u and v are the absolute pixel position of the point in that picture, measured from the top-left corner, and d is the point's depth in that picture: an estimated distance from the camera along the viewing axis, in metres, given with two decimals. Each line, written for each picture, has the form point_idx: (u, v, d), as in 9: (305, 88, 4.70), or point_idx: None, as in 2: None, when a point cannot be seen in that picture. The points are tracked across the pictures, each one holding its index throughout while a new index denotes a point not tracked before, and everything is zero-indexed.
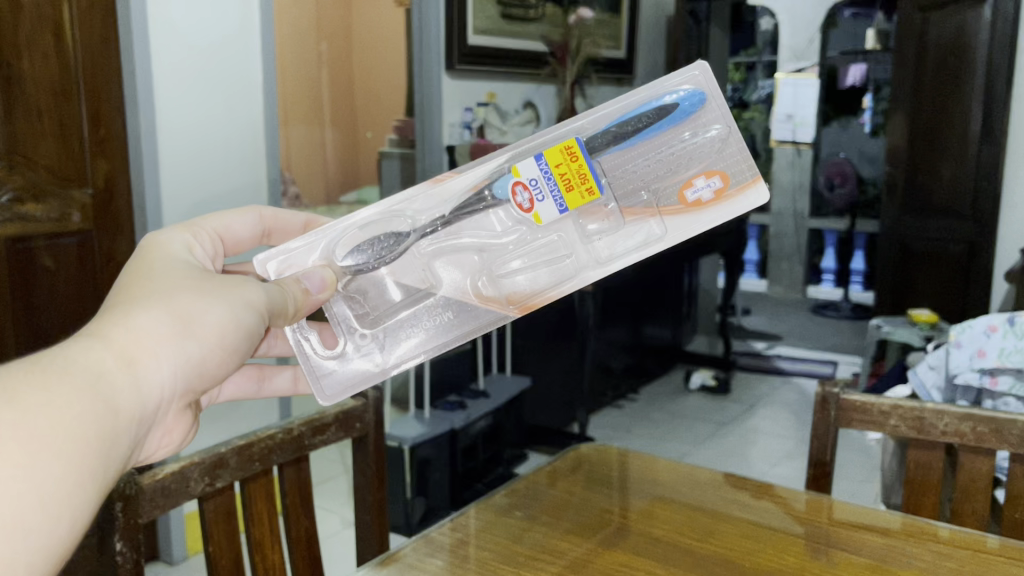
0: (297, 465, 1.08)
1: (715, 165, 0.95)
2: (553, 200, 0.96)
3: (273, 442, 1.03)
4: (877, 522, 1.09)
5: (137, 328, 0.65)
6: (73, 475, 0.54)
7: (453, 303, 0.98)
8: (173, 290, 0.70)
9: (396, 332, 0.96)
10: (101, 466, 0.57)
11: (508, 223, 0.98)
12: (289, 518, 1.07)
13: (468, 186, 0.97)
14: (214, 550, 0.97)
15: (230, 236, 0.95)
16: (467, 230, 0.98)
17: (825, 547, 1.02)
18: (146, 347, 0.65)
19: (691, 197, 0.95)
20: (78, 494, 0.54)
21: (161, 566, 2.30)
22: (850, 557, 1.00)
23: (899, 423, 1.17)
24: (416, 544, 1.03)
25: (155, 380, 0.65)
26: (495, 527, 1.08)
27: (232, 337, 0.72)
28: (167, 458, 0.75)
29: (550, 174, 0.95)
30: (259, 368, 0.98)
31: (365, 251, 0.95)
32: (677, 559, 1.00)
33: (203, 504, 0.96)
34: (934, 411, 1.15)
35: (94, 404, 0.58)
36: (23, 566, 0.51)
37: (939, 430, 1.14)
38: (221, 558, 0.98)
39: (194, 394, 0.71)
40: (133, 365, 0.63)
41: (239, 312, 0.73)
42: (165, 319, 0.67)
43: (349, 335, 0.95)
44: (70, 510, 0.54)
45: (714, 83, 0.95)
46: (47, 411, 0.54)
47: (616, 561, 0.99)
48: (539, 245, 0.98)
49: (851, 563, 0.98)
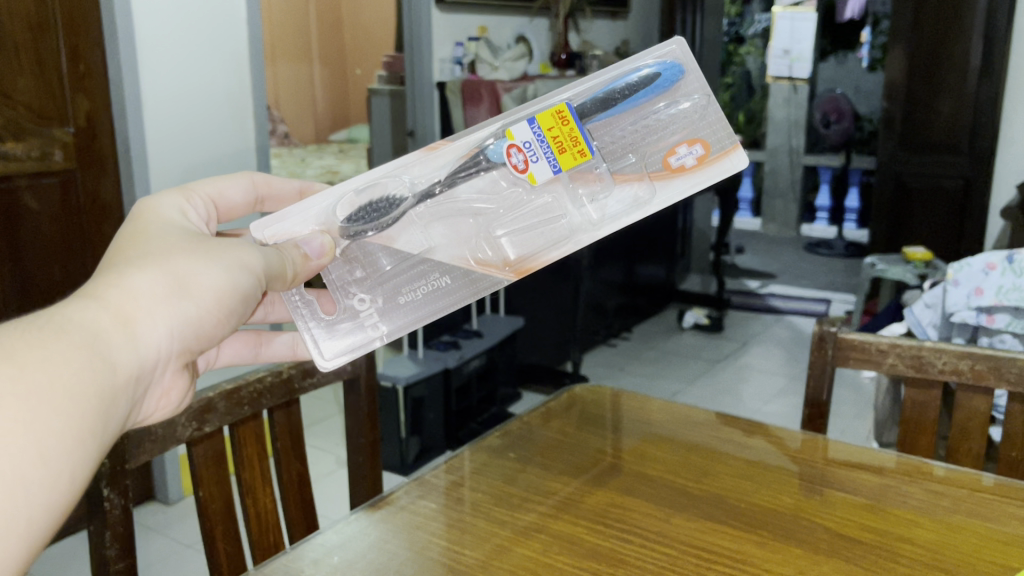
0: (288, 408, 1.07)
1: (697, 132, 0.92)
2: (547, 162, 0.89)
3: (261, 386, 1.02)
4: (872, 460, 1.09)
5: (132, 287, 0.62)
6: (72, 432, 0.52)
7: (449, 269, 0.91)
8: (170, 250, 0.67)
9: (395, 296, 0.88)
10: (101, 424, 0.55)
11: (504, 187, 0.91)
12: (281, 461, 1.05)
13: (461, 152, 0.90)
14: (205, 495, 0.96)
15: (224, 202, 0.88)
16: (465, 195, 0.91)
17: (822, 487, 1.02)
18: (142, 307, 0.62)
19: (675, 163, 0.91)
20: (78, 451, 0.53)
21: (159, 506, 2.31)
22: (847, 496, 0.99)
23: (897, 362, 1.15)
24: (409, 487, 1.02)
25: (150, 341, 0.62)
26: (489, 469, 1.07)
27: (230, 300, 0.69)
28: (165, 420, 0.72)
29: (543, 138, 0.89)
30: (257, 333, 0.91)
31: (356, 220, 0.88)
32: (673, 499, 0.99)
33: (192, 449, 0.95)
34: (933, 350, 1.13)
35: (91, 362, 0.56)
36: (23, 521, 0.49)
37: (938, 368, 1.13)
38: (212, 503, 0.97)
39: (192, 355, 0.68)
40: (128, 326, 0.61)
41: (239, 272, 0.70)
42: (161, 279, 0.64)
43: (345, 300, 0.88)
44: (70, 467, 0.52)
45: (691, 57, 0.93)
46: (42, 368, 0.52)
47: (611, 502, 0.98)
48: (536, 206, 0.92)
49: (847, 502, 0.97)
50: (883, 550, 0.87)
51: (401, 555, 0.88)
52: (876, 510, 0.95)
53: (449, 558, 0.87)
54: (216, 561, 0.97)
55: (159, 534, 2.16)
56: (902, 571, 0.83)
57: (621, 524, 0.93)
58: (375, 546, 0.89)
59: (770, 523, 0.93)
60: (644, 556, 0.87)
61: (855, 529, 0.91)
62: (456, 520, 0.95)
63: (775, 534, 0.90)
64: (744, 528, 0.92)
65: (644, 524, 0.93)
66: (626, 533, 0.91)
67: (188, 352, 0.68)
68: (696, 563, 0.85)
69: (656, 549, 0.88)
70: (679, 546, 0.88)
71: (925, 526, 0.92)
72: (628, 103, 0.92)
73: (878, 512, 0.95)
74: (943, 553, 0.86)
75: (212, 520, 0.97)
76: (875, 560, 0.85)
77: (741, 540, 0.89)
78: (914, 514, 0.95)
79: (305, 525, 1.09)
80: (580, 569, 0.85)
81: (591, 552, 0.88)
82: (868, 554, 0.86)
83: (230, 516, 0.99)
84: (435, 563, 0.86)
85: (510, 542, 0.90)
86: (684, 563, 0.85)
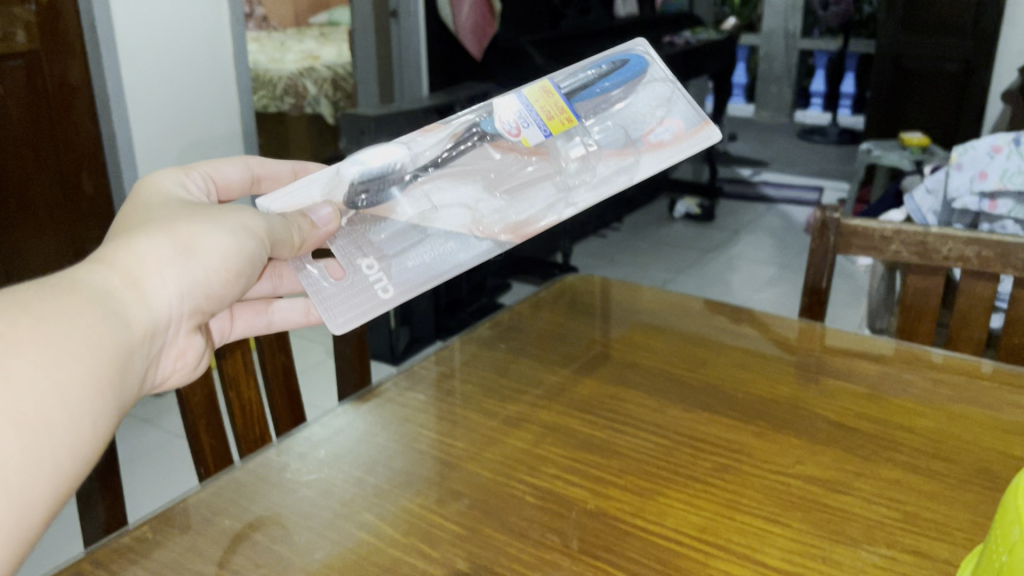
0: None
1: (668, 115, 0.92)
2: (539, 128, 0.85)
3: None
4: (870, 348, 1.06)
5: (139, 251, 0.64)
6: (92, 378, 0.54)
7: (451, 234, 0.85)
8: (177, 216, 0.68)
9: (402, 257, 0.82)
10: (118, 376, 0.57)
11: (500, 159, 0.89)
12: (264, 353, 1.02)
13: (452, 132, 0.89)
14: (186, 390, 0.93)
15: (222, 181, 0.85)
16: (460, 169, 0.89)
17: (819, 376, 0.99)
18: (148, 269, 0.64)
19: (653, 139, 0.90)
20: (98, 398, 0.54)
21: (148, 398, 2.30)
22: (845, 385, 0.97)
23: (901, 248, 1.12)
24: (397, 378, 1.00)
25: (158, 304, 0.64)
26: (480, 361, 1.04)
27: (236, 260, 0.70)
28: (180, 386, 0.73)
29: (532, 106, 0.85)
30: (265, 301, 0.91)
31: (355, 198, 0.85)
32: (667, 389, 0.96)
33: None
34: (938, 236, 1.09)
35: (104, 318, 0.57)
36: (49, 462, 0.50)
37: (943, 255, 1.10)
38: (194, 396, 0.94)
39: (201, 319, 0.70)
40: (137, 287, 0.62)
41: (244, 233, 0.71)
42: (167, 244, 0.66)
43: (352, 265, 0.82)
44: (90, 414, 0.53)
45: (654, 57, 0.97)
46: (58, 321, 0.54)
47: (604, 393, 0.96)
48: (532, 176, 0.89)
49: (845, 391, 0.95)
50: (881, 439, 0.85)
51: (390, 448, 0.85)
52: (875, 399, 0.93)
53: (438, 450, 0.85)
54: (201, 454, 0.95)
55: (149, 425, 2.16)
56: (901, 461, 0.81)
57: (615, 415, 0.91)
58: (363, 439, 0.87)
59: (766, 413, 0.91)
60: (639, 447, 0.85)
61: (853, 418, 0.89)
62: (445, 412, 0.93)
63: (772, 425, 0.88)
64: (741, 418, 0.90)
65: (638, 415, 0.91)
66: (620, 424, 0.89)
67: (198, 313, 0.69)
68: (692, 454, 0.83)
69: (651, 440, 0.86)
70: (674, 437, 0.86)
71: (925, 415, 0.90)
72: (603, 88, 0.92)
73: (876, 400, 0.93)
74: (943, 442, 0.84)
75: (194, 414, 0.94)
76: (873, 450, 0.83)
77: (737, 430, 0.87)
78: (913, 402, 0.93)
79: (292, 417, 1.07)
80: (573, 461, 0.83)
81: (585, 444, 0.85)
82: (866, 444, 0.84)
83: (213, 409, 0.96)
84: (424, 456, 0.84)
85: (501, 434, 0.88)
86: (679, 454, 0.83)
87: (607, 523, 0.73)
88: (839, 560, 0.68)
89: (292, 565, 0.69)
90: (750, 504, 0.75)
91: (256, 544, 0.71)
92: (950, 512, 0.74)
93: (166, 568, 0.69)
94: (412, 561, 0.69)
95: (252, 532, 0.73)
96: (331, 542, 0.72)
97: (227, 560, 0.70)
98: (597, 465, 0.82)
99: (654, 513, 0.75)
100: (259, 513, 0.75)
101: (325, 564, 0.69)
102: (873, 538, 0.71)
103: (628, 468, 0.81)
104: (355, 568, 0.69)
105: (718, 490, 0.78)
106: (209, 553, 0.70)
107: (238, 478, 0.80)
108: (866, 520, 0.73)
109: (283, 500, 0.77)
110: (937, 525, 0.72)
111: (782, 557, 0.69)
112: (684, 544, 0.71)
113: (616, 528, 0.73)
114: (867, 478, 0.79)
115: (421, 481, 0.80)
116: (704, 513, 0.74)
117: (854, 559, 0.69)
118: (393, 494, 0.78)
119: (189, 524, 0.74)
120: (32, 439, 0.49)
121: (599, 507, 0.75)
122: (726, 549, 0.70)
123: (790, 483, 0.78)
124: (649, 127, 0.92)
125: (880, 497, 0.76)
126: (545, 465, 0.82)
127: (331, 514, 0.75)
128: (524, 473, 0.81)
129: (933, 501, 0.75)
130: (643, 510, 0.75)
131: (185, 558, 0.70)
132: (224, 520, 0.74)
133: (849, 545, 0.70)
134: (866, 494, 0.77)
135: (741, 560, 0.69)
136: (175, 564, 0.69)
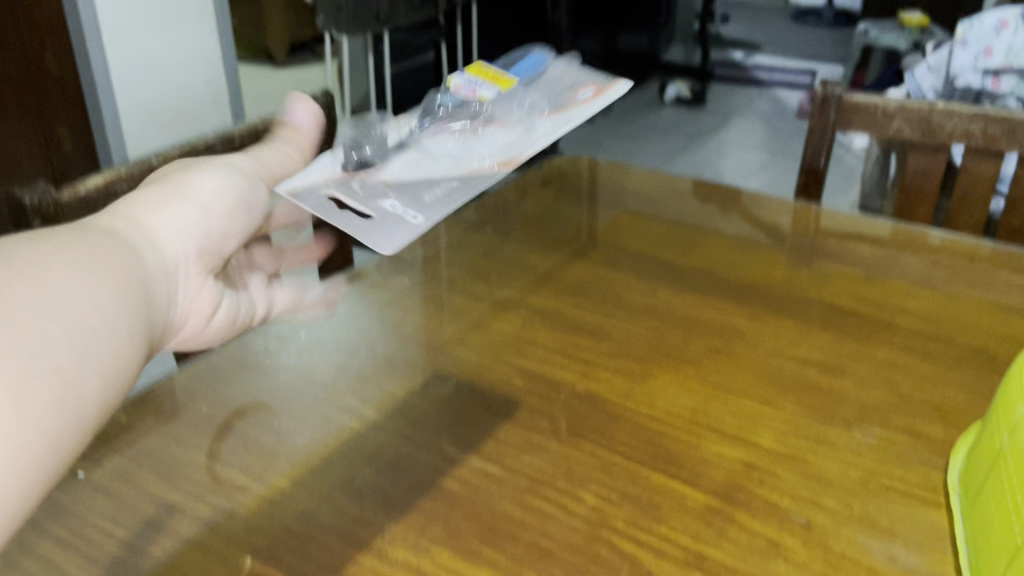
0: None
1: (587, 83, 0.87)
2: (490, 85, 0.85)
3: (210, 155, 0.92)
4: (867, 230, 1.04)
5: (130, 201, 0.51)
6: (80, 305, 0.39)
7: (442, 199, 0.69)
8: (168, 171, 0.57)
9: (416, 193, 0.70)
10: (110, 315, 0.41)
11: (460, 131, 0.80)
12: None
13: (398, 128, 0.82)
14: None
15: None
16: (424, 146, 0.79)
17: (815, 259, 0.97)
18: (138, 209, 0.51)
19: (581, 98, 0.84)
20: (87, 331, 0.39)
21: None
22: (842, 268, 0.94)
23: (904, 126, 1.08)
24: (380, 262, 0.96)
25: (156, 245, 0.50)
26: (466, 244, 1.01)
27: (232, 197, 0.57)
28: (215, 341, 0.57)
29: (472, 77, 0.86)
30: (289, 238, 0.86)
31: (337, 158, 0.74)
32: (659, 273, 0.93)
33: None
34: (944, 112, 1.05)
35: (93, 252, 0.44)
36: (50, 392, 0.36)
37: (947, 132, 1.06)
38: None
39: (208, 272, 0.54)
40: (134, 232, 0.49)
41: (234, 169, 0.60)
42: (163, 185, 0.54)
43: (368, 201, 0.69)
44: (79, 343, 0.38)
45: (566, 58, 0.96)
46: (38, 250, 0.41)
47: (594, 277, 0.93)
48: (496, 138, 0.78)
49: (842, 274, 0.93)
50: (878, 321, 0.83)
51: (373, 333, 0.83)
52: (872, 282, 0.91)
53: (423, 334, 0.83)
54: None
55: None
56: (898, 343, 0.80)
57: (605, 298, 0.88)
58: (345, 324, 0.84)
59: (761, 296, 0.88)
60: (629, 330, 0.82)
61: (849, 301, 0.87)
62: (430, 296, 0.90)
63: (766, 307, 0.86)
64: (735, 301, 0.87)
65: (629, 298, 0.88)
66: (611, 307, 0.86)
67: (206, 257, 0.54)
68: (684, 337, 0.81)
69: (642, 323, 0.84)
70: (666, 320, 0.84)
71: (923, 296, 0.88)
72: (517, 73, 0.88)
73: (873, 283, 0.91)
74: (940, 324, 0.83)
75: None
76: (870, 332, 0.81)
77: (731, 313, 0.85)
78: (911, 284, 0.90)
79: None
80: (562, 345, 0.80)
81: (574, 327, 0.83)
82: (863, 326, 0.82)
83: None
84: (408, 340, 0.82)
85: (488, 318, 0.85)
86: (670, 337, 0.81)
87: (596, 406, 0.72)
88: (833, 441, 0.67)
89: (273, 450, 0.67)
90: (743, 387, 0.74)
91: (236, 430, 0.69)
92: (947, 394, 0.72)
93: (143, 454, 0.67)
94: (396, 445, 0.67)
95: (231, 418, 0.71)
96: (313, 427, 0.70)
97: (206, 446, 0.68)
98: (587, 349, 0.79)
99: (645, 396, 0.73)
100: (238, 398, 0.73)
101: (307, 449, 0.67)
102: (868, 419, 0.70)
103: (618, 352, 0.79)
104: (338, 453, 0.67)
105: (711, 373, 0.76)
106: (187, 439, 0.68)
107: (215, 363, 0.77)
108: (861, 402, 0.72)
109: (263, 385, 0.75)
110: (933, 406, 0.71)
111: (775, 439, 0.68)
112: (676, 426, 0.69)
113: (606, 411, 0.71)
114: (863, 361, 0.77)
115: (405, 366, 0.77)
116: (696, 396, 0.73)
117: (849, 441, 0.68)
118: (377, 379, 0.76)
119: (166, 409, 0.71)
120: (64, 330, 0.38)
121: (589, 390, 0.74)
122: (719, 431, 0.69)
123: (784, 366, 0.77)
124: (571, 92, 0.86)
125: (876, 379, 0.74)
126: (533, 349, 0.80)
127: (313, 399, 0.73)
128: (512, 358, 0.78)
129: (930, 383, 0.74)
130: (633, 393, 0.73)
131: (163, 444, 0.68)
132: (202, 406, 0.72)
133: (844, 427, 0.69)
134: (862, 376, 0.75)
135: (733, 442, 0.67)
136: (153, 450, 0.67)
